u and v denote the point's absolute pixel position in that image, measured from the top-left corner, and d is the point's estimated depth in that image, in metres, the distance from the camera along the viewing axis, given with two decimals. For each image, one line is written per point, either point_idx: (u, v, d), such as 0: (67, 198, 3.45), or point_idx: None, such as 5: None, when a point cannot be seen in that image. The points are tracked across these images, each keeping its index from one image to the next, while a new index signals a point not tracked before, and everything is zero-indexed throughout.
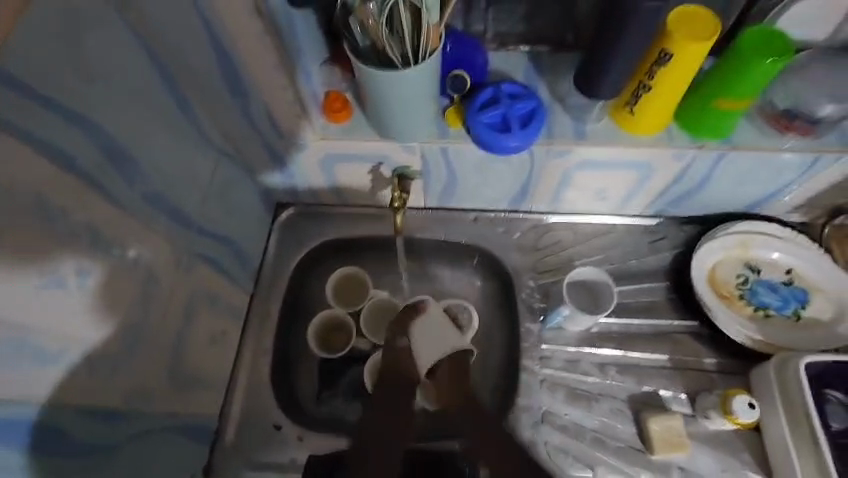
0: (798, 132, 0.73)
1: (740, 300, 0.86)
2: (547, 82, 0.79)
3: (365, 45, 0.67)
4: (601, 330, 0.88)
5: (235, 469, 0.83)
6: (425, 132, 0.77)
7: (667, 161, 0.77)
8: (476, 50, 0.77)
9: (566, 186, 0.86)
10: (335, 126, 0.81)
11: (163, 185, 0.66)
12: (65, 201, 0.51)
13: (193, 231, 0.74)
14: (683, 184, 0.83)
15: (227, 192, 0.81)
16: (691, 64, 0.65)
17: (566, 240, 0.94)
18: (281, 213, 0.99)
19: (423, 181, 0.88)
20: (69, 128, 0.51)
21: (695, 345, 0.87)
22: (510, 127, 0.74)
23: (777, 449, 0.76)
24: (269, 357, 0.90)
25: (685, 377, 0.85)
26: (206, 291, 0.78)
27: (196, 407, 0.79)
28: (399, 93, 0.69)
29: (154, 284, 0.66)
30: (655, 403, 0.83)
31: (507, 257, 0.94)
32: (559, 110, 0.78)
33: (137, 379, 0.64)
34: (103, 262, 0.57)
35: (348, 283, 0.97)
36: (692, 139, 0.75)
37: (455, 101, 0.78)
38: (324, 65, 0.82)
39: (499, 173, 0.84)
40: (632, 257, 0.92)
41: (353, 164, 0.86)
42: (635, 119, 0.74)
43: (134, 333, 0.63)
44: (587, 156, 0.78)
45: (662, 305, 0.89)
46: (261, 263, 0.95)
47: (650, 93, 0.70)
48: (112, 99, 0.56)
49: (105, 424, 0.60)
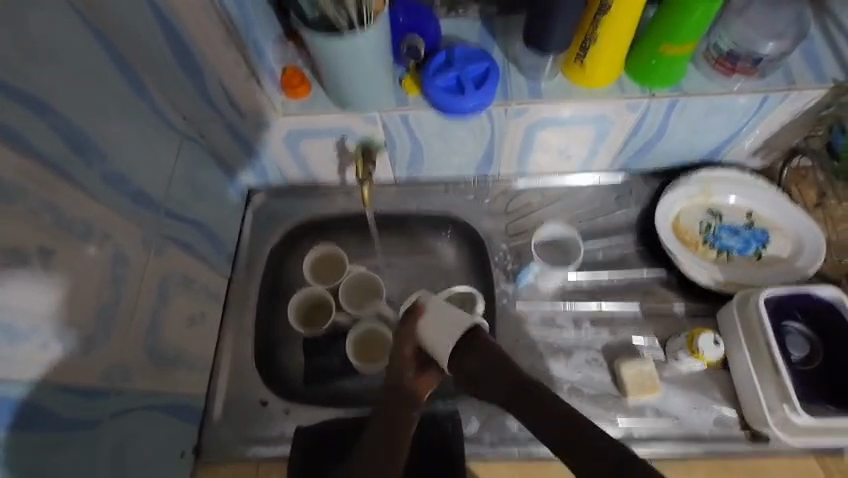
0: (743, 72, 0.74)
1: (704, 246, 0.89)
2: (500, 43, 0.81)
3: (314, 16, 0.68)
4: (573, 286, 0.91)
5: (225, 445, 0.85)
6: (382, 101, 0.78)
7: (622, 112, 0.79)
8: (427, 17, 0.78)
9: (529, 147, 0.87)
10: (295, 102, 0.81)
11: (124, 168, 0.67)
12: (24, 182, 0.52)
13: (161, 214, 0.75)
14: (641, 135, 0.84)
15: (193, 176, 0.82)
16: (632, 11, 0.67)
17: (535, 202, 0.96)
18: (254, 197, 1.00)
19: (389, 153, 0.89)
20: (21, 111, 0.52)
21: (664, 293, 0.89)
22: (465, 89, 0.75)
23: (744, 382, 0.79)
24: (250, 337, 0.92)
25: (656, 324, 0.87)
26: (179, 273, 0.79)
27: (179, 386, 0.80)
28: (352, 62, 0.70)
29: (122, 264, 0.67)
30: (628, 350, 0.86)
31: (478, 222, 0.96)
32: (513, 69, 0.79)
33: (111, 356, 0.66)
34: (68, 242, 0.58)
35: (324, 261, 0.99)
36: (643, 89, 0.77)
37: (411, 69, 0.79)
38: (276, 41, 0.81)
39: (462, 139, 0.85)
40: (600, 214, 0.94)
41: (317, 140, 0.87)
42: (586, 73, 0.75)
43: (106, 314, 0.65)
44: (543, 114, 0.79)
45: (631, 257, 0.92)
46: (236, 247, 0.96)
47: (597, 44, 0.71)
48: (62, 81, 0.57)
49: (82, 401, 0.61)
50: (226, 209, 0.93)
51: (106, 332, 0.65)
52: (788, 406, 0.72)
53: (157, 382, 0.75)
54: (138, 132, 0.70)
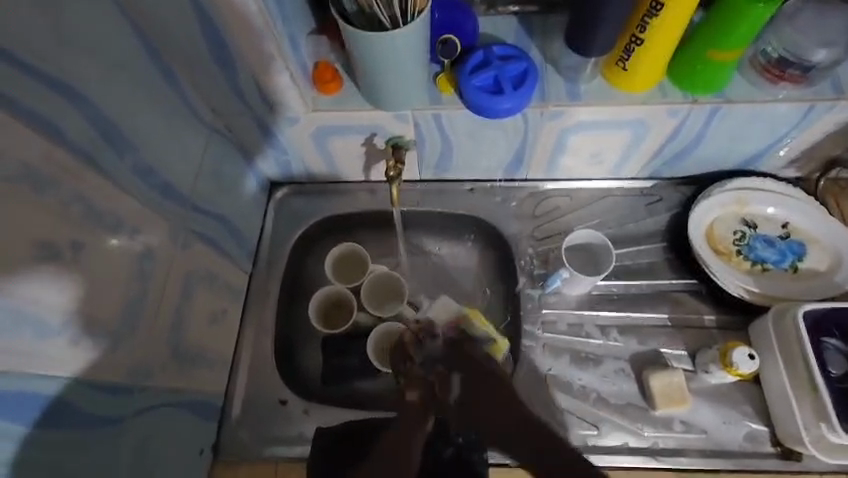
0: (790, 80, 0.73)
1: (738, 256, 0.87)
2: (538, 43, 0.78)
3: (353, 10, 0.67)
4: (600, 292, 0.89)
5: (244, 443, 0.84)
6: (416, 99, 0.76)
7: (662, 118, 0.77)
8: (465, 14, 0.76)
9: (561, 150, 0.85)
10: (326, 97, 0.79)
11: (154, 161, 0.66)
12: (55, 172, 0.51)
13: (188, 209, 0.73)
14: (677, 142, 0.82)
15: (218, 170, 0.81)
16: (683, 14, 0.64)
17: (564, 206, 0.94)
18: (276, 192, 0.98)
19: (417, 152, 0.87)
20: (53, 97, 0.50)
21: (695, 303, 0.87)
22: (503, 90, 0.73)
23: (777, 397, 0.77)
24: (270, 335, 0.91)
25: (686, 334, 0.86)
26: (202, 268, 0.78)
27: (200, 383, 0.79)
28: (389, 58, 0.68)
29: (149, 259, 0.66)
30: (656, 361, 0.84)
31: (504, 225, 0.94)
32: (551, 70, 0.77)
33: (136, 351, 0.64)
34: (98, 236, 0.57)
35: (347, 259, 0.97)
36: (685, 94, 0.74)
37: (446, 67, 0.77)
38: (311, 35, 0.79)
39: (494, 140, 0.83)
40: (630, 220, 0.93)
41: (345, 137, 0.85)
42: (628, 76, 0.73)
43: (132, 309, 0.63)
44: (580, 117, 0.77)
45: (661, 266, 0.90)
46: (258, 243, 0.95)
47: (642, 47, 0.69)
48: (92, 68, 0.55)
49: (107, 397, 0.60)
50: (249, 204, 0.92)
51: (131, 328, 0.63)
52: (826, 425, 0.71)
53: (180, 379, 0.74)
54: (167, 124, 0.69)
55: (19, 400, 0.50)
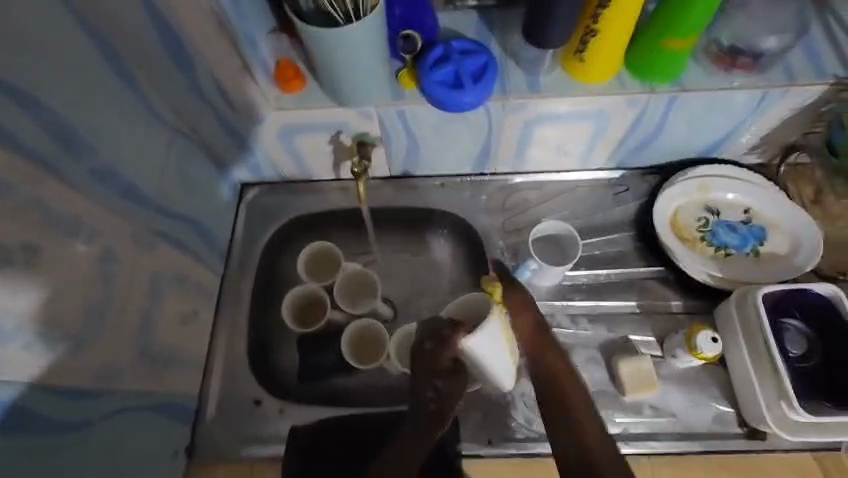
0: (742, 68, 0.74)
1: (702, 242, 0.88)
2: (499, 37, 0.79)
3: (309, 8, 0.67)
4: (571, 283, 0.90)
5: (219, 445, 0.83)
6: (378, 95, 0.76)
7: (622, 108, 0.78)
8: (425, 10, 0.76)
9: (527, 143, 0.86)
10: (289, 95, 0.79)
11: (115, 164, 0.66)
12: (8, 177, 0.50)
13: (153, 211, 0.73)
14: (640, 132, 0.84)
15: (185, 171, 0.81)
16: (633, 5, 0.66)
17: (533, 198, 0.95)
18: (247, 193, 0.98)
19: (385, 148, 0.88)
20: (4, 102, 0.49)
21: (662, 290, 0.89)
22: (463, 84, 0.74)
23: (741, 378, 0.79)
24: (244, 336, 0.91)
25: (654, 321, 0.87)
26: (170, 270, 0.78)
27: (172, 386, 0.79)
28: (348, 55, 0.68)
29: (112, 262, 0.65)
30: (626, 347, 0.86)
31: (474, 219, 0.95)
32: (512, 63, 0.77)
33: (101, 355, 0.64)
34: (57, 240, 0.57)
35: (319, 258, 0.97)
36: (642, 84, 0.76)
37: (407, 63, 0.77)
38: (272, 33, 0.78)
39: (459, 134, 0.84)
40: (598, 210, 0.94)
41: (312, 135, 0.85)
42: (586, 67, 0.74)
43: (95, 313, 0.63)
44: (541, 109, 0.78)
45: (629, 255, 0.91)
46: (230, 244, 0.95)
47: (597, 38, 0.70)
48: (50, 72, 0.54)
49: (72, 403, 0.60)
50: (218, 205, 0.92)
51: (96, 332, 0.63)
52: (786, 403, 0.72)
53: (151, 382, 0.74)
54: (129, 126, 0.68)
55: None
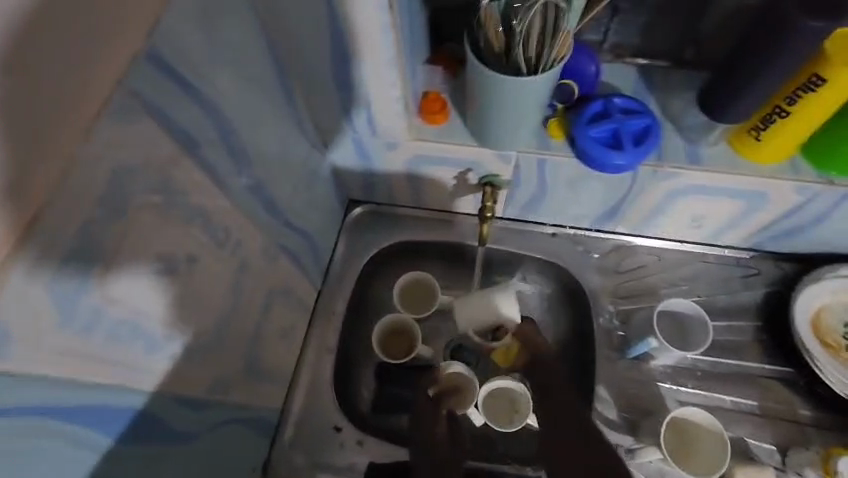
0: None
1: (847, 351, 0.79)
2: (656, 97, 0.73)
3: (485, 47, 0.63)
4: (683, 365, 0.84)
5: (296, 466, 0.82)
6: (524, 142, 0.73)
7: (786, 194, 0.72)
8: (587, 58, 0.72)
9: (662, 210, 0.81)
10: (431, 128, 0.77)
11: (262, 175, 0.65)
12: (184, 183, 0.50)
13: (280, 223, 0.72)
14: (793, 219, 0.77)
15: (310, 186, 0.80)
16: (845, 94, 0.57)
17: (650, 266, 0.89)
18: (353, 210, 0.97)
19: (510, 191, 0.84)
20: (193, 109, 0.49)
21: (786, 394, 0.81)
22: (621, 145, 0.69)
23: None
24: (332, 356, 0.89)
25: (773, 426, 0.80)
26: (282, 283, 0.77)
27: (263, 399, 0.77)
28: (511, 101, 0.64)
29: (245, 273, 0.65)
30: (740, 450, 0.78)
31: (585, 277, 0.90)
32: (673, 129, 0.72)
33: (218, 367, 0.63)
34: (209, 249, 0.56)
35: (416, 289, 0.95)
36: (818, 174, 0.69)
37: (559, 112, 0.74)
38: (426, 64, 0.77)
39: (592, 191, 0.80)
40: (721, 291, 0.87)
41: (440, 168, 0.83)
42: (759, 146, 0.67)
43: (221, 324, 0.62)
44: (697, 182, 0.73)
45: (750, 346, 0.84)
46: (330, 260, 0.94)
47: (786, 119, 0.63)
48: (229, 80, 0.54)
49: (190, 412, 0.58)
50: (328, 220, 0.91)
51: (219, 341, 0.62)
52: None
53: (249, 395, 0.72)
54: (279, 138, 0.67)
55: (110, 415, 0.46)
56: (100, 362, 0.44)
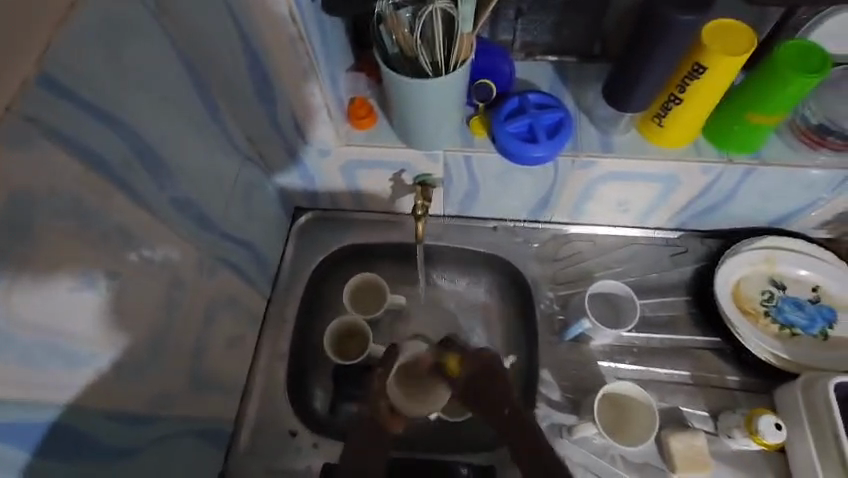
0: (832, 147, 0.72)
1: (765, 317, 0.85)
2: (571, 91, 0.78)
3: (394, 52, 0.65)
4: (620, 343, 0.88)
5: (251, 473, 0.83)
6: (449, 140, 0.76)
7: (695, 174, 0.76)
8: (502, 59, 0.76)
9: (588, 197, 0.85)
10: (359, 132, 0.79)
11: (190, 190, 0.66)
12: (94, 200, 0.51)
13: (216, 235, 0.73)
14: (707, 198, 0.82)
15: (247, 196, 0.81)
16: (725, 78, 0.63)
17: (586, 251, 0.94)
18: (299, 217, 0.99)
19: (444, 189, 0.87)
20: (101, 130, 0.51)
21: (716, 362, 0.86)
22: (537, 138, 0.73)
23: (800, 468, 0.75)
24: (284, 362, 0.90)
25: (707, 394, 0.84)
26: (225, 294, 0.78)
27: (213, 410, 0.78)
28: (426, 103, 0.67)
29: (179, 287, 0.66)
30: (677, 419, 0.82)
31: (525, 267, 0.93)
32: (585, 120, 0.76)
33: (158, 381, 0.64)
34: (133, 265, 0.57)
35: (365, 290, 0.96)
36: (720, 153, 0.74)
37: (480, 110, 0.77)
38: (350, 71, 0.80)
39: (521, 183, 0.83)
40: (653, 270, 0.92)
41: (375, 171, 0.85)
42: (663, 132, 0.72)
43: (156, 338, 0.63)
44: (612, 168, 0.77)
45: (683, 320, 0.88)
46: (278, 268, 0.95)
47: (680, 106, 0.68)
48: (143, 100, 0.56)
49: (127, 426, 0.59)
50: (272, 229, 0.92)
51: (156, 355, 0.63)
52: None
53: (196, 407, 0.73)
54: (205, 152, 0.69)
55: (31, 432, 0.47)
56: (14, 381, 0.45)
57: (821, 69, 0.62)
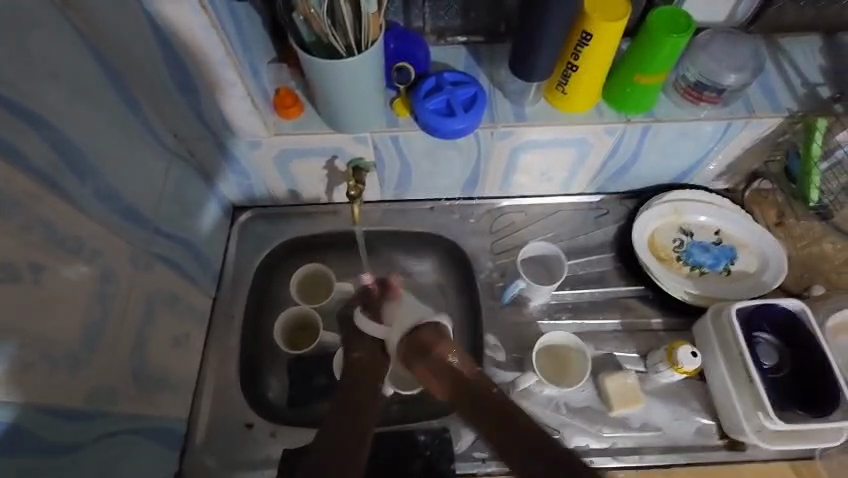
0: (709, 101, 0.81)
1: (678, 261, 0.94)
2: (485, 70, 0.85)
3: (311, 39, 0.69)
4: (557, 301, 0.94)
5: (208, 470, 0.82)
6: (375, 122, 0.80)
7: (601, 136, 0.84)
8: (417, 43, 0.81)
9: (512, 169, 0.91)
10: (287, 122, 0.82)
11: (117, 186, 0.67)
12: (13, 194, 0.51)
13: (150, 232, 0.74)
14: (617, 159, 0.90)
15: (181, 194, 0.82)
16: (609, 44, 0.71)
17: (518, 221, 0.99)
18: (239, 216, 0.99)
19: (377, 172, 0.91)
20: (14, 122, 0.51)
21: (642, 308, 0.93)
22: (455, 112, 0.78)
23: (718, 391, 0.83)
24: (236, 358, 0.90)
25: (637, 338, 0.91)
26: (165, 290, 0.78)
27: (162, 409, 0.78)
28: (345, 84, 0.71)
29: (112, 281, 0.66)
30: (611, 363, 0.89)
31: (464, 241, 0.98)
32: (499, 95, 0.83)
33: (96, 376, 0.63)
34: (59, 258, 0.57)
35: (311, 281, 0.97)
36: (619, 115, 0.82)
37: (402, 92, 0.82)
38: (272, 63, 0.83)
39: (448, 160, 0.88)
40: (581, 232, 0.99)
41: (307, 160, 0.87)
42: (567, 98, 0.80)
43: (92, 333, 0.63)
44: (528, 137, 0.83)
45: (611, 275, 0.96)
46: (222, 267, 0.95)
47: (577, 72, 0.76)
48: (53, 94, 0.56)
49: (67, 425, 0.59)
50: (210, 227, 0.92)
51: (92, 352, 0.63)
52: (762, 413, 0.76)
53: (141, 405, 0.72)
54: (128, 147, 0.70)
55: None
56: None
57: (686, 31, 0.71)
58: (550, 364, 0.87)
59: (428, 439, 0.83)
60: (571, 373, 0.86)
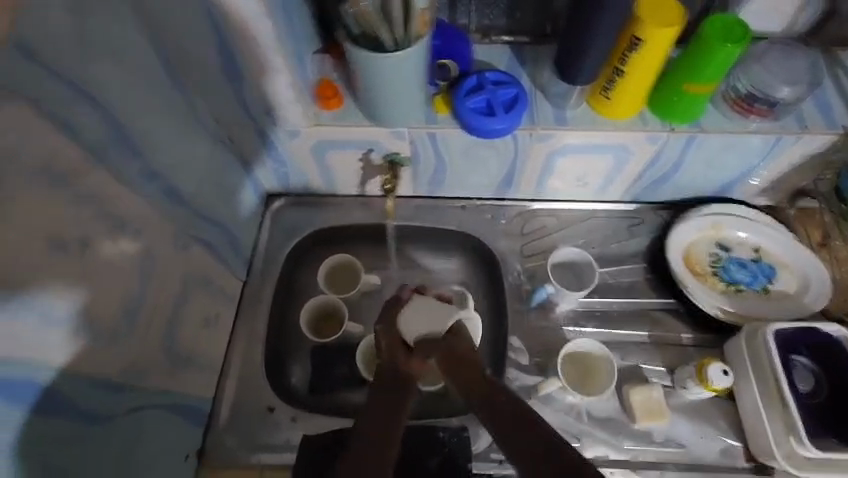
0: (759, 114, 0.78)
1: (713, 277, 0.91)
2: (527, 70, 0.84)
3: (357, 31, 0.70)
4: (584, 309, 0.93)
5: (229, 449, 0.84)
6: (414, 118, 0.80)
7: (643, 144, 0.82)
8: (461, 41, 0.81)
9: (548, 172, 0.90)
10: (327, 112, 0.83)
11: (161, 165, 0.68)
12: (67, 167, 0.53)
13: (189, 213, 0.75)
14: (656, 169, 0.88)
15: (220, 177, 0.83)
16: (660, 50, 0.70)
17: (550, 225, 0.98)
18: (273, 203, 1.01)
19: (412, 168, 0.91)
20: (74, 98, 0.54)
21: (672, 322, 0.91)
22: (495, 111, 0.78)
23: (748, 412, 0.81)
24: (262, 341, 0.92)
25: (665, 352, 0.89)
26: (200, 270, 0.80)
27: (189, 386, 0.80)
28: (389, 78, 0.71)
29: (152, 257, 0.68)
30: (637, 375, 0.87)
31: (493, 242, 0.98)
32: (540, 97, 0.82)
33: (132, 348, 0.65)
34: (105, 232, 0.59)
35: (339, 271, 0.98)
36: (664, 123, 0.80)
37: (442, 89, 0.82)
38: (316, 54, 0.84)
39: (484, 159, 0.88)
40: (613, 240, 0.97)
41: (344, 151, 0.88)
42: (611, 104, 0.78)
43: (130, 306, 0.65)
44: (567, 141, 0.82)
45: (642, 285, 0.94)
46: (253, 252, 0.97)
47: (624, 77, 0.74)
48: (111, 73, 0.58)
49: (102, 393, 0.61)
50: (245, 212, 0.93)
51: (130, 325, 0.65)
52: (795, 439, 0.73)
53: (170, 380, 0.74)
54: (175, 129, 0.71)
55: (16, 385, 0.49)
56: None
57: (742, 40, 0.69)
58: (573, 371, 0.86)
59: (447, 435, 0.83)
60: (594, 382, 0.86)
